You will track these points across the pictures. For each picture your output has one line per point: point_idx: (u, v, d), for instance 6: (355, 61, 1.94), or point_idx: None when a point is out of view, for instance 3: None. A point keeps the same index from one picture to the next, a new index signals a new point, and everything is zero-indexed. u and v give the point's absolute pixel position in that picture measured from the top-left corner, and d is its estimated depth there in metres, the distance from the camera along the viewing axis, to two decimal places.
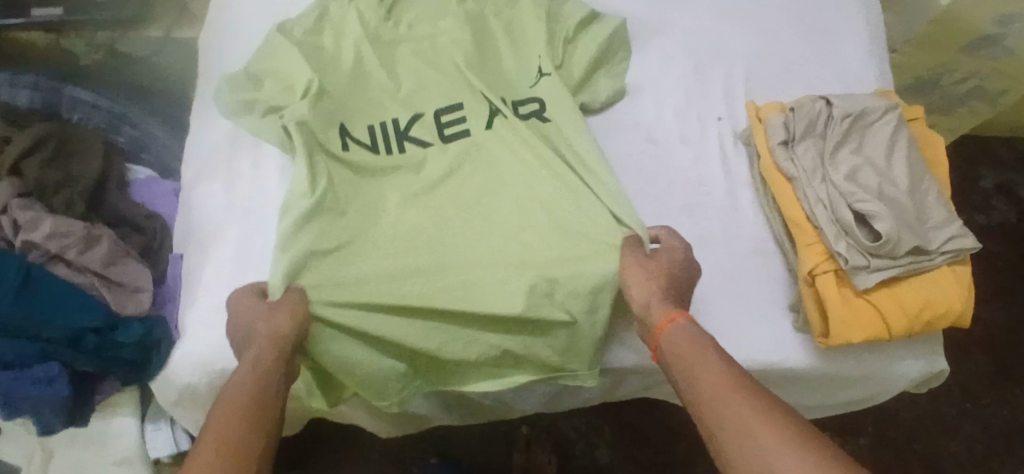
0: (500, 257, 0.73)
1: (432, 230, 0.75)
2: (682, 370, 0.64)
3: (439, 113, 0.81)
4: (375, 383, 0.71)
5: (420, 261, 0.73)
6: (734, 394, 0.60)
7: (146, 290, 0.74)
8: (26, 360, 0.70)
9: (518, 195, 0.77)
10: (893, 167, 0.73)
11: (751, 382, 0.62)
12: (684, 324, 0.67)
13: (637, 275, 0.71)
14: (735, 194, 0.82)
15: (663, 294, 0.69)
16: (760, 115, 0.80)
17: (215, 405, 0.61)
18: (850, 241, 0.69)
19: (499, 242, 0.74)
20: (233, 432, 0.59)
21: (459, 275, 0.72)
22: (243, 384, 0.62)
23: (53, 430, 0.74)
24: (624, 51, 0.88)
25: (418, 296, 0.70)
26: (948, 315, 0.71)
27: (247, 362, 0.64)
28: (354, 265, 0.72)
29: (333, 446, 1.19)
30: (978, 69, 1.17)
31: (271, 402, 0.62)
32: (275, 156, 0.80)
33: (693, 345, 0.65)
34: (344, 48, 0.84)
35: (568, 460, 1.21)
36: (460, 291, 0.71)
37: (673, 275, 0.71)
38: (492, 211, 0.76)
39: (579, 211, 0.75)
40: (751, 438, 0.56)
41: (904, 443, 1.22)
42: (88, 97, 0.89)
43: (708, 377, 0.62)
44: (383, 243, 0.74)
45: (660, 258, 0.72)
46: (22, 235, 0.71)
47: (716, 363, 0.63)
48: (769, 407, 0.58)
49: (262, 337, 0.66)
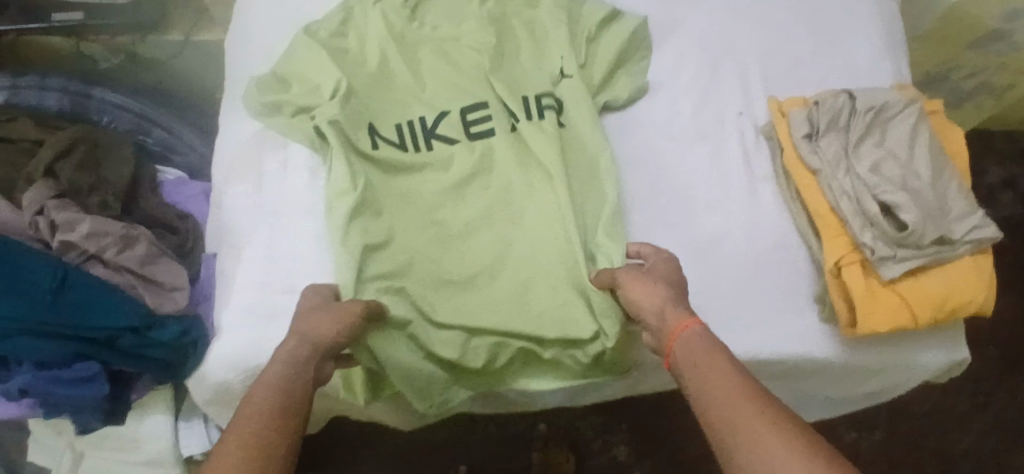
0: (530, 255, 0.77)
1: (464, 235, 0.78)
2: (695, 380, 0.59)
3: (465, 111, 0.82)
4: (418, 378, 0.74)
5: (457, 267, 0.76)
6: (747, 404, 0.55)
7: (182, 289, 0.75)
8: (64, 360, 0.70)
9: (546, 201, 0.78)
10: (915, 158, 0.74)
11: (769, 396, 0.56)
12: (698, 330, 0.62)
13: (641, 287, 0.69)
14: (758, 188, 0.83)
15: (675, 302, 0.67)
16: (783, 110, 0.82)
17: (241, 404, 0.58)
18: (876, 231, 0.71)
19: (529, 246, 0.77)
20: (261, 425, 0.54)
21: (490, 273, 0.77)
22: (274, 379, 0.59)
23: (90, 429, 0.75)
24: (644, 50, 0.89)
25: (462, 306, 0.75)
26: (972, 304, 0.72)
27: (280, 360, 0.62)
28: (395, 260, 0.75)
29: (352, 446, 1.19)
30: (986, 64, 1.19)
31: (301, 400, 0.59)
32: (303, 156, 0.81)
33: (709, 354, 0.60)
34: (368, 50, 0.84)
35: (584, 458, 1.22)
36: (498, 298, 0.76)
37: (676, 283, 0.70)
38: (521, 215, 0.79)
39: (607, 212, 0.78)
40: (762, 451, 0.51)
41: (916, 435, 1.24)
42: (116, 99, 0.92)
43: (721, 386, 0.57)
44: (421, 244, 0.77)
45: (656, 269, 0.72)
46: (60, 235, 0.72)
47: (727, 371, 0.58)
48: (785, 419, 0.53)
49: (301, 335, 0.64)
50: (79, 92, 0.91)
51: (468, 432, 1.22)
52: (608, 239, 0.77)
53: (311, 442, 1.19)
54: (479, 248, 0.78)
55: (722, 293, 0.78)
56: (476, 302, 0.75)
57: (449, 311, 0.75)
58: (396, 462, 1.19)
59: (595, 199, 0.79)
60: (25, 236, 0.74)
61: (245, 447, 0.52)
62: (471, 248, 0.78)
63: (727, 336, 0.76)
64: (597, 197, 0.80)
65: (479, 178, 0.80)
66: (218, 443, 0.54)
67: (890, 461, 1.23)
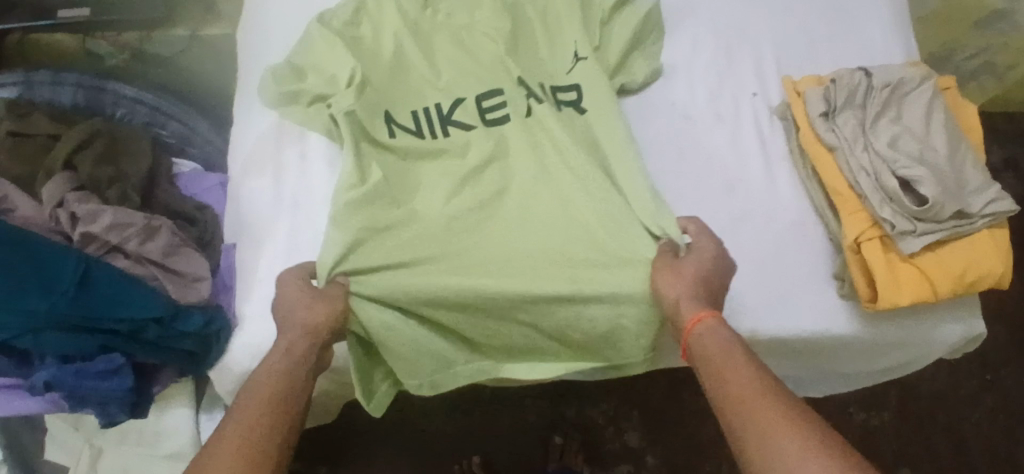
0: (533, 238, 0.75)
1: (483, 214, 0.77)
2: (709, 373, 0.64)
3: (481, 98, 0.82)
4: (429, 360, 0.75)
5: (473, 246, 0.75)
6: (759, 397, 0.60)
7: (205, 280, 0.75)
8: (87, 353, 0.70)
9: (575, 171, 0.78)
10: (931, 134, 0.75)
11: (778, 386, 0.62)
12: (713, 324, 0.67)
13: (667, 279, 0.71)
14: (773, 168, 0.84)
15: (693, 294, 0.69)
16: (798, 89, 0.83)
17: (243, 389, 0.64)
18: (895, 207, 0.71)
19: (556, 222, 0.76)
20: (257, 416, 0.61)
21: (491, 254, 0.75)
22: (273, 370, 0.65)
23: (115, 421, 0.74)
24: (657, 33, 0.89)
25: (465, 284, 0.72)
26: (990, 277, 0.73)
27: (279, 349, 0.66)
28: (395, 242, 0.74)
29: (367, 438, 1.20)
30: (989, 44, 1.19)
31: (298, 388, 0.65)
32: (321, 146, 0.81)
33: (722, 347, 0.65)
34: (383, 38, 0.84)
35: (598, 445, 1.22)
36: (525, 274, 0.74)
37: (705, 276, 0.71)
38: (552, 189, 0.78)
39: (633, 190, 0.77)
40: (771, 439, 0.57)
41: (926, 415, 1.25)
42: (132, 93, 0.95)
43: (734, 379, 0.62)
44: (426, 228, 0.76)
45: (688, 260, 0.72)
46: (81, 228, 0.72)
47: (741, 366, 0.63)
48: (791, 409, 0.59)
49: (297, 325, 0.68)
50: (93, 86, 0.94)
51: (481, 423, 1.22)
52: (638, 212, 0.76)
53: (324, 435, 1.19)
54: (498, 227, 0.76)
55: (743, 272, 0.78)
56: (490, 281, 0.73)
57: (450, 295, 0.72)
58: (411, 455, 1.20)
59: (626, 172, 0.78)
60: (47, 229, 0.74)
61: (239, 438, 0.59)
62: (474, 232, 0.76)
63: (747, 314, 0.77)
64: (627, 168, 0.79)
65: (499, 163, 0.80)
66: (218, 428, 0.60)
67: (901, 440, 1.24)
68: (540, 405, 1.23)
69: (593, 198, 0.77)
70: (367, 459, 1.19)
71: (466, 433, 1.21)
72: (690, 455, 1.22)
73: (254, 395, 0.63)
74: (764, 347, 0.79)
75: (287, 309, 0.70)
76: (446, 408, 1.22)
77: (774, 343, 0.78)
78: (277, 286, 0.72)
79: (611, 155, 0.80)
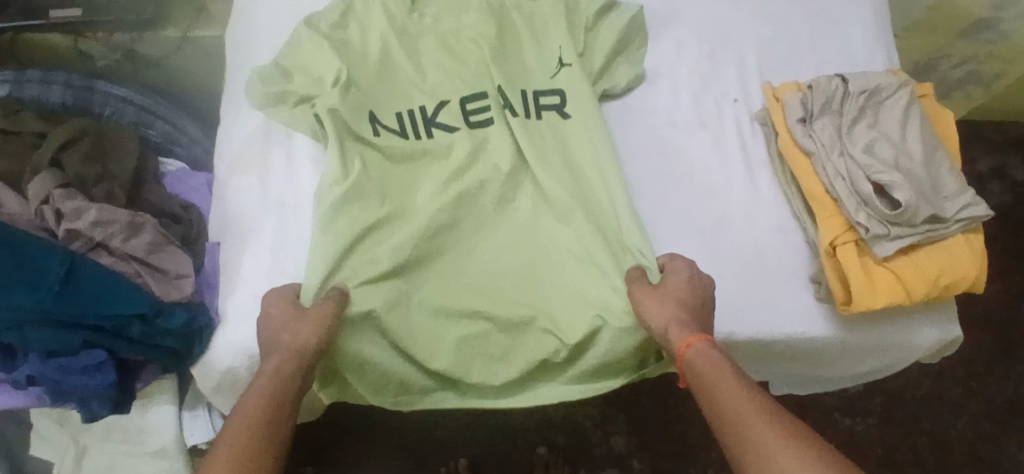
0: (511, 256, 0.78)
1: (466, 237, 0.79)
2: (705, 397, 0.64)
3: (465, 101, 0.83)
4: (408, 375, 0.76)
5: (458, 270, 0.77)
6: (756, 419, 0.59)
7: (188, 276, 0.75)
8: (72, 348, 0.70)
9: (552, 199, 0.80)
10: (908, 140, 0.76)
11: (776, 408, 0.61)
12: (703, 348, 0.66)
13: (652, 305, 0.71)
14: (754, 173, 0.85)
15: (682, 320, 0.69)
16: (778, 95, 0.84)
17: (232, 415, 0.61)
18: (869, 211, 0.73)
19: (540, 250, 0.79)
20: (248, 442, 0.58)
21: (472, 271, 0.78)
22: (260, 394, 0.62)
23: (97, 417, 0.74)
24: (641, 39, 0.91)
25: (442, 310, 0.76)
26: (964, 281, 0.74)
27: (265, 372, 0.64)
28: (387, 252, 0.75)
29: (354, 439, 1.20)
30: (974, 53, 1.21)
31: (285, 411, 0.62)
32: (307, 147, 0.82)
33: (714, 369, 0.64)
34: (369, 41, 0.85)
35: (585, 449, 1.23)
36: (509, 298, 0.77)
37: (689, 299, 0.71)
38: (535, 206, 0.81)
39: (615, 201, 0.79)
40: (774, 464, 0.56)
41: (911, 422, 1.26)
42: (120, 93, 0.97)
43: (731, 402, 0.61)
44: (411, 232, 0.76)
45: (668, 284, 0.73)
46: (67, 224, 0.73)
47: (734, 387, 0.62)
48: (791, 430, 0.58)
49: (284, 347, 0.67)
50: (82, 85, 0.96)
51: (469, 426, 1.22)
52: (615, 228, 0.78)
53: (312, 436, 1.20)
54: (481, 251, 0.78)
55: (724, 274, 0.79)
56: (469, 304, 0.76)
57: (426, 317, 0.76)
58: (398, 457, 1.20)
59: (609, 196, 0.79)
60: (34, 226, 0.75)
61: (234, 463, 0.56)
62: (459, 251, 0.78)
63: (726, 317, 0.78)
64: (607, 193, 0.79)
65: (484, 187, 0.80)
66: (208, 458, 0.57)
67: (885, 446, 1.24)
68: (527, 409, 1.24)
69: (577, 228, 0.79)
70: (354, 461, 1.19)
71: (453, 436, 1.22)
72: (676, 459, 1.23)
73: (241, 420, 0.60)
74: (744, 349, 0.80)
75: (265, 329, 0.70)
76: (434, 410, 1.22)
77: (754, 345, 0.79)
78: (262, 306, 0.71)
79: (591, 172, 0.81)
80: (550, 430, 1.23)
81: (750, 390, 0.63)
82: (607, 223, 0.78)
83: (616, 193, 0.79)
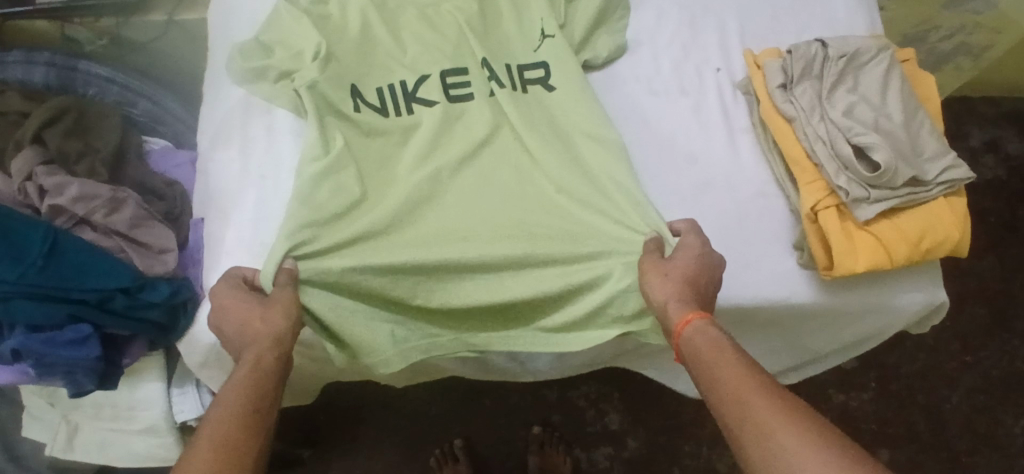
0: (494, 217, 0.77)
1: (457, 200, 0.78)
2: (704, 371, 0.63)
3: (445, 75, 0.83)
4: (364, 326, 0.74)
5: (451, 231, 0.76)
6: (755, 398, 0.59)
7: (171, 251, 0.77)
8: (56, 323, 0.70)
9: (544, 161, 0.79)
10: (887, 103, 0.77)
11: (775, 384, 0.60)
12: (701, 325, 0.66)
13: (655, 279, 0.70)
14: (736, 139, 0.85)
15: (684, 294, 0.68)
16: (758, 62, 0.85)
17: (214, 403, 0.61)
18: (850, 175, 0.73)
19: (539, 213, 0.78)
20: (228, 431, 0.58)
21: (442, 233, 0.76)
22: (240, 382, 0.62)
23: (84, 391, 0.74)
24: (623, 8, 0.91)
25: (419, 270, 0.74)
26: (946, 243, 0.74)
27: (246, 363, 0.63)
28: (351, 230, 0.74)
29: (346, 422, 1.20)
30: (962, 24, 1.18)
31: (267, 398, 0.62)
32: (288, 121, 0.82)
33: (712, 346, 0.64)
34: (350, 15, 0.85)
35: (578, 428, 1.23)
36: (498, 247, 0.75)
37: (694, 275, 0.69)
38: (521, 165, 0.80)
39: (616, 151, 0.80)
40: (772, 441, 0.55)
41: (906, 396, 1.25)
42: (102, 72, 0.98)
43: (729, 376, 0.61)
44: (392, 203, 0.76)
45: (677, 258, 0.71)
46: (49, 200, 0.74)
47: (735, 366, 0.62)
48: (789, 406, 0.57)
49: (255, 336, 0.65)
50: (65, 65, 0.97)
51: (463, 407, 1.22)
52: (617, 181, 0.79)
53: (307, 419, 1.19)
54: (477, 210, 0.78)
55: None
56: (445, 259, 0.74)
57: (406, 276, 0.74)
58: (393, 438, 1.20)
59: (611, 159, 0.80)
60: (17, 202, 0.77)
61: (215, 451, 0.56)
62: (434, 214, 0.77)
63: None
64: (604, 160, 0.80)
65: (474, 160, 0.80)
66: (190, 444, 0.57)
67: (880, 421, 1.24)
68: (522, 389, 1.24)
69: (574, 184, 0.79)
70: (350, 442, 1.19)
71: (446, 419, 1.21)
72: (670, 435, 1.23)
73: (223, 408, 0.60)
74: (726, 315, 0.80)
75: (225, 323, 0.68)
76: (430, 390, 1.22)
77: (736, 311, 0.79)
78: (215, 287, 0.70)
79: (585, 140, 0.81)
80: (543, 409, 1.23)
81: (751, 369, 0.62)
82: (608, 176, 0.79)
83: (614, 156, 0.80)
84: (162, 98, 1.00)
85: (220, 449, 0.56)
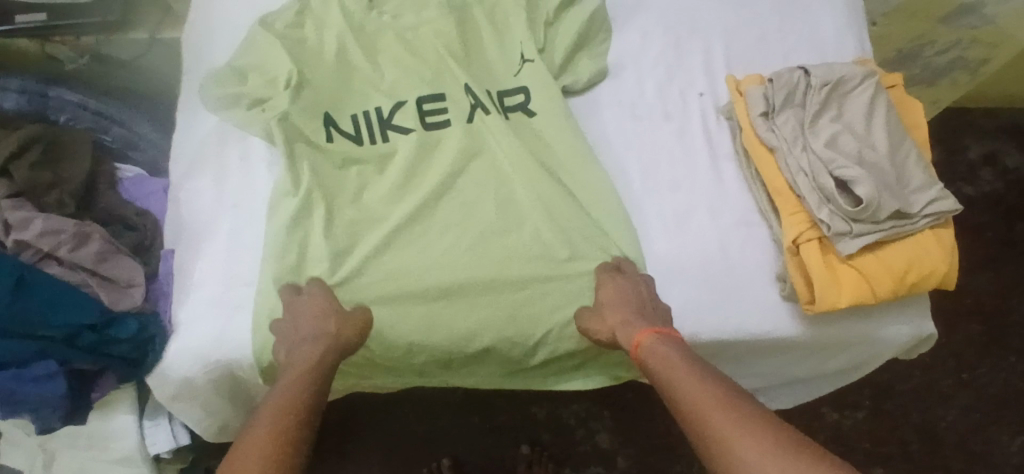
0: (472, 258, 0.75)
1: (436, 242, 0.76)
2: (659, 383, 0.66)
3: (422, 101, 0.81)
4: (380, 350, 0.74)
5: (445, 270, 0.74)
6: (710, 408, 0.61)
7: (139, 285, 0.76)
8: (24, 359, 0.69)
9: (522, 193, 0.79)
10: (872, 133, 0.75)
11: (731, 392, 0.62)
12: (655, 342, 0.68)
13: (593, 323, 0.73)
14: (719, 166, 0.83)
15: (625, 321, 0.71)
16: (741, 89, 0.83)
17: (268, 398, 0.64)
18: (832, 208, 0.71)
19: (517, 248, 0.76)
20: (287, 424, 0.60)
21: (427, 278, 0.74)
22: (294, 378, 0.65)
23: (51, 428, 0.73)
24: (605, 31, 0.89)
25: (426, 311, 0.74)
26: (932, 275, 0.72)
27: (303, 363, 0.67)
28: (330, 265, 0.74)
29: (332, 442, 1.18)
30: (958, 39, 1.15)
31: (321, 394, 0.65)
32: (262, 149, 0.81)
33: (667, 362, 0.66)
34: (325, 39, 0.83)
35: (569, 447, 1.21)
36: (483, 291, 0.75)
37: (621, 301, 0.72)
38: (500, 197, 0.79)
39: (596, 182, 0.80)
40: (730, 450, 0.57)
41: (900, 416, 1.23)
42: (75, 99, 0.97)
43: (683, 387, 0.64)
44: (367, 248, 0.75)
45: (605, 290, 0.74)
46: (15, 235, 0.74)
47: (692, 377, 0.64)
48: (743, 414, 0.59)
49: (313, 344, 0.68)
50: (37, 91, 0.96)
51: (451, 425, 1.21)
52: (604, 211, 0.79)
53: None
54: (457, 253, 0.75)
55: (687, 272, 0.77)
56: (435, 290, 0.74)
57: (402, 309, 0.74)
58: (378, 458, 1.18)
59: (586, 186, 0.80)
60: None
61: (272, 438, 0.58)
62: (409, 261, 0.75)
63: (691, 316, 0.76)
64: (585, 185, 0.80)
65: (451, 192, 0.79)
66: (246, 437, 0.59)
67: (874, 441, 1.22)
68: (511, 409, 1.22)
69: (554, 216, 0.78)
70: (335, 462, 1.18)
71: (433, 438, 1.20)
72: (661, 454, 1.21)
73: (279, 403, 0.62)
74: (711, 347, 0.78)
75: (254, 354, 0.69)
76: (417, 409, 1.21)
77: (717, 344, 0.77)
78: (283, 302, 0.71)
79: (564, 167, 0.81)
80: (533, 428, 1.22)
81: (711, 380, 0.64)
82: (586, 203, 0.79)
83: (591, 182, 0.80)
84: (138, 124, 0.99)
85: (277, 439, 0.58)
